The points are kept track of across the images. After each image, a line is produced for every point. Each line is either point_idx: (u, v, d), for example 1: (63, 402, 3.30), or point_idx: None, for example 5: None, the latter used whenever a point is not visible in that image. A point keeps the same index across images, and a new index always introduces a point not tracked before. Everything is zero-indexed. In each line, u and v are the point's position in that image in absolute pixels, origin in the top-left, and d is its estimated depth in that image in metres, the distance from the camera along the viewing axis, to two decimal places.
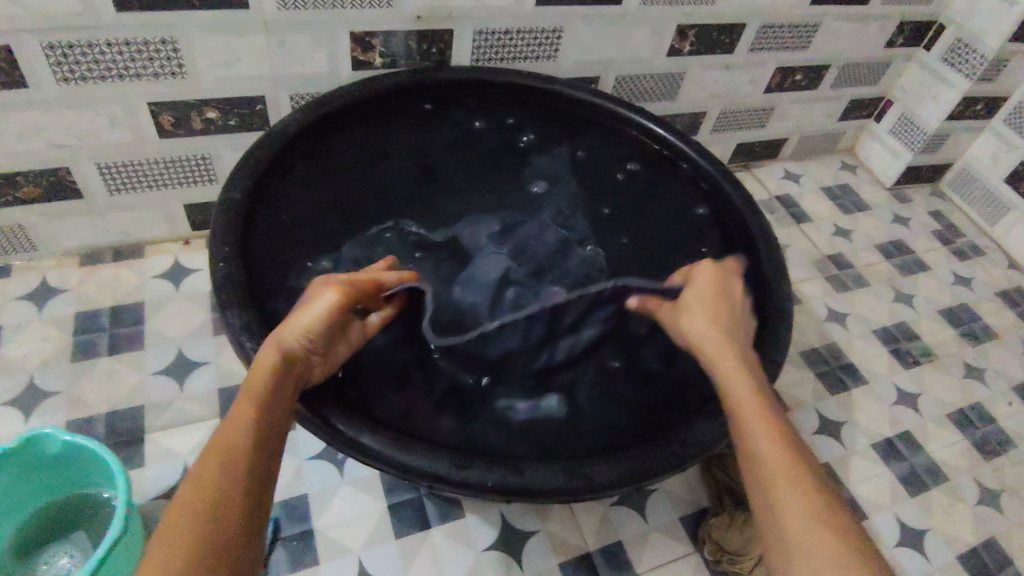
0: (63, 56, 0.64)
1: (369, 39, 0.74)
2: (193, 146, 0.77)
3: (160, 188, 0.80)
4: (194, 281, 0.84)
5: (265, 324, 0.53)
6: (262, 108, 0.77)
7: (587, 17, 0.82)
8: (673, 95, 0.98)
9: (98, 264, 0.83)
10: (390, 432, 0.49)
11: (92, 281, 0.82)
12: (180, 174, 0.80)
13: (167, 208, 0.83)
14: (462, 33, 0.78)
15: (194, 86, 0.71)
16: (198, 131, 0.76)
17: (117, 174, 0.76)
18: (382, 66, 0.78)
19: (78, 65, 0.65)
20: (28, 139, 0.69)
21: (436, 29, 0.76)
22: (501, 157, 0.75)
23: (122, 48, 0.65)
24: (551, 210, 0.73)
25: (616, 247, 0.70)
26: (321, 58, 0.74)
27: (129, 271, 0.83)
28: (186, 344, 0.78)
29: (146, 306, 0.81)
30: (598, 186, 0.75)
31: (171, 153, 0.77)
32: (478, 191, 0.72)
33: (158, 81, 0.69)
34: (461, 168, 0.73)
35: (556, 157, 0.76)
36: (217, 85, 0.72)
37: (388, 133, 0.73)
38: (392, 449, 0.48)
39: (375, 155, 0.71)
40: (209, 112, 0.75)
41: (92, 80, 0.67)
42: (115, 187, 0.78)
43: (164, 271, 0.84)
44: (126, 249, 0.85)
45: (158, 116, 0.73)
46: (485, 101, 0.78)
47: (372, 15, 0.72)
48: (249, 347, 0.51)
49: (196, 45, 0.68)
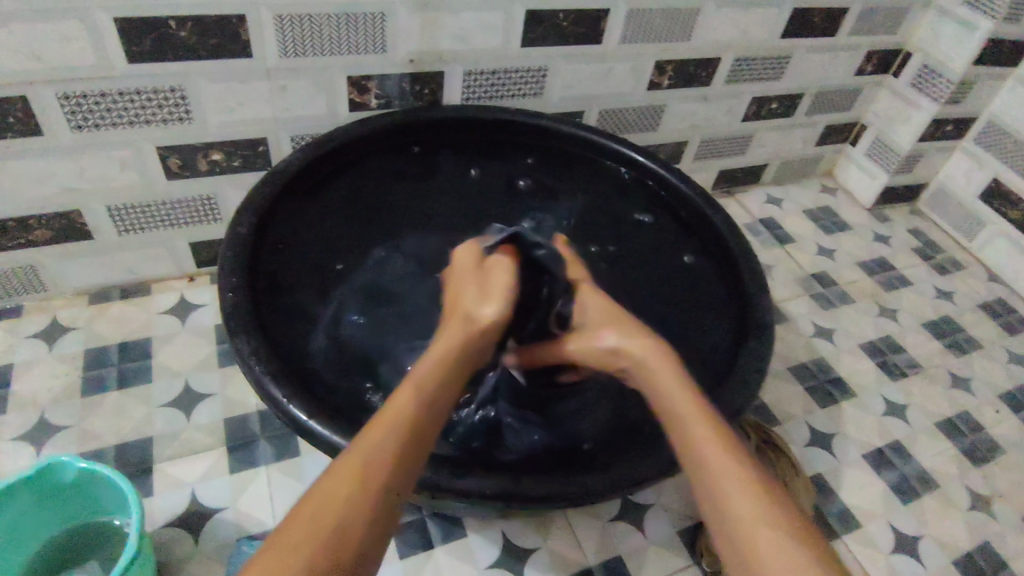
0: (76, 105, 0.68)
1: (365, 82, 0.79)
2: (198, 187, 0.81)
3: (167, 227, 0.84)
4: (199, 316, 0.87)
5: (271, 348, 0.56)
6: (264, 149, 0.81)
7: (569, 56, 0.87)
8: (655, 126, 1.03)
9: (106, 303, 0.86)
10: None
11: (101, 319, 0.84)
12: (186, 213, 0.84)
13: (173, 247, 0.87)
14: (453, 74, 0.83)
15: (200, 129, 0.75)
16: (204, 173, 0.80)
17: (126, 215, 0.80)
18: (377, 107, 0.83)
19: (91, 113, 0.69)
20: (42, 184, 0.73)
21: (427, 72, 0.81)
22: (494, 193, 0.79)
23: (133, 96, 0.70)
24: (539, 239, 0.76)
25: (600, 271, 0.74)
26: (320, 101, 0.79)
27: (136, 309, 0.86)
28: (191, 377, 0.80)
29: (153, 341, 0.83)
30: (583, 216, 0.79)
31: (177, 194, 0.81)
32: (469, 223, 0.76)
33: (166, 126, 0.74)
34: (453, 203, 0.77)
35: (542, 190, 0.80)
36: (222, 128, 0.76)
37: (383, 171, 0.77)
38: None
39: (372, 194, 0.75)
40: (214, 154, 0.79)
41: (103, 127, 0.71)
42: (124, 228, 0.81)
43: (170, 307, 0.87)
44: (133, 287, 0.89)
45: (166, 160, 0.77)
46: (474, 137, 0.82)
47: (367, 60, 0.77)
48: (257, 369, 0.54)
49: (203, 92, 0.72)
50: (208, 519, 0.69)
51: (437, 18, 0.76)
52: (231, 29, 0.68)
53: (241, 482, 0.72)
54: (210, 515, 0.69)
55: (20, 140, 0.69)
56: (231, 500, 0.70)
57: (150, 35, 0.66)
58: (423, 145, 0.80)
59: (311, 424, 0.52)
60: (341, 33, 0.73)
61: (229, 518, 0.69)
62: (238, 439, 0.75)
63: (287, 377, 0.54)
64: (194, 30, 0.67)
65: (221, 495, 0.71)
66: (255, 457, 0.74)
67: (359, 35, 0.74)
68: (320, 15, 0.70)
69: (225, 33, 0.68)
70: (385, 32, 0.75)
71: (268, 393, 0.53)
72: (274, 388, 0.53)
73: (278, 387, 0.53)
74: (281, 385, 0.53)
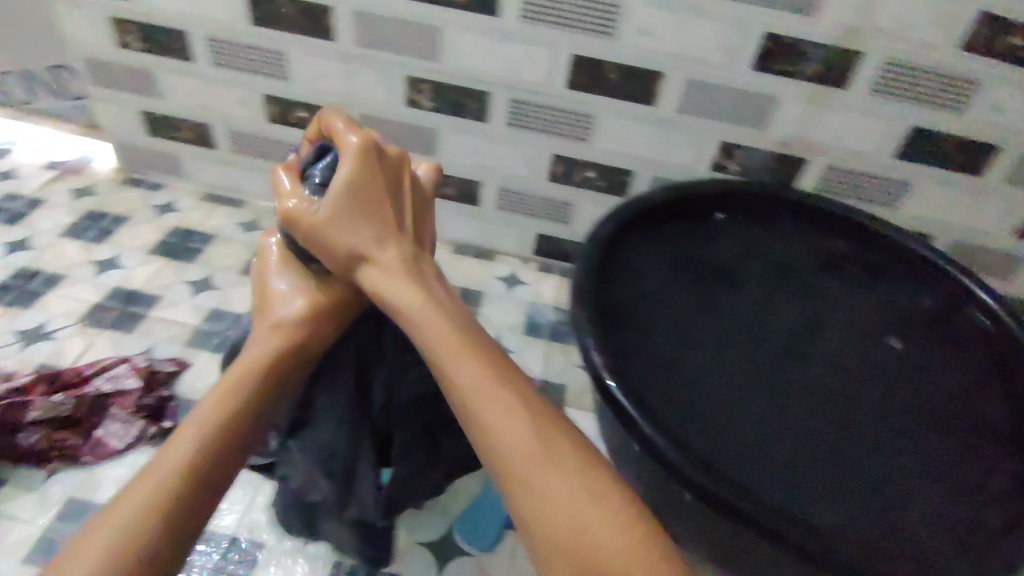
0: (519, 108, 0.91)
1: (734, 149, 0.91)
2: (564, 193, 1.01)
3: (530, 215, 1.05)
4: (521, 290, 1.07)
5: (599, 324, 0.70)
6: (627, 180, 0.97)
7: (939, 179, 0.88)
8: (1006, 275, 0.97)
9: (463, 255, 1.11)
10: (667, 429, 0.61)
11: (456, 265, 1.09)
12: (547, 210, 1.04)
13: (526, 231, 1.08)
14: (815, 165, 0.90)
15: (589, 149, 0.94)
16: (576, 184, 0.99)
17: (509, 197, 1.03)
18: (735, 172, 0.94)
19: (525, 116, 0.92)
20: (469, 156, 0.99)
21: (793, 156, 0.90)
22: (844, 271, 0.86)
23: (553, 112, 0.91)
24: (840, 334, 0.79)
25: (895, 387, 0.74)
26: (690, 156, 0.92)
27: (481, 268, 1.10)
28: (502, 331, 1.00)
29: (485, 294, 1.05)
30: (895, 329, 0.80)
31: (550, 193, 1.01)
32: (776, 295, 0.83)
33: (567, 140, 0.94)
34: (769, 275, 0.85)
35: (854, 293, 0.83)
36: (604, 154, 0.94)
37: (713, 233, 0.88)
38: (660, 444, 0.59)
39: (700, 243, 0.87)
40: (588, 172, 0.97)
41: (527, 129, 0.94)
42: (503, 205, 1.05)
43: (504, 275, 1.09)
44: (484, 251, 1.13)
45: (554, 165, 0.97)
46: (808, 224, 0.89)
47: (745, 132, 0.88)
48: (588, 335, 0.68)
49: (605, 121, 0.90)
50: None
51: (823, 113, 0.84)
52: (647, 81, 0.85)
53: None
54: None
55: (471, 122, 0.95)
56: None
57: (590, 72, 0.85)
58: (759, 217, 0.90)
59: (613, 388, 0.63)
60: (733, 105, 0.85)
61: None
62: None
63: (606, 350, 0.67)
64: (622, 75, 0.85)
65: None
66: None
67: (748, 110, 0.86)
68: (722, 85, 0.84)
69: (642, 84, 0.86)
70: (771, 114, 0.86)
71: (591, 358, 0.66)
72: (596, 356, 0.66)
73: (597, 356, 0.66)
74: (603, 355, 0.66)
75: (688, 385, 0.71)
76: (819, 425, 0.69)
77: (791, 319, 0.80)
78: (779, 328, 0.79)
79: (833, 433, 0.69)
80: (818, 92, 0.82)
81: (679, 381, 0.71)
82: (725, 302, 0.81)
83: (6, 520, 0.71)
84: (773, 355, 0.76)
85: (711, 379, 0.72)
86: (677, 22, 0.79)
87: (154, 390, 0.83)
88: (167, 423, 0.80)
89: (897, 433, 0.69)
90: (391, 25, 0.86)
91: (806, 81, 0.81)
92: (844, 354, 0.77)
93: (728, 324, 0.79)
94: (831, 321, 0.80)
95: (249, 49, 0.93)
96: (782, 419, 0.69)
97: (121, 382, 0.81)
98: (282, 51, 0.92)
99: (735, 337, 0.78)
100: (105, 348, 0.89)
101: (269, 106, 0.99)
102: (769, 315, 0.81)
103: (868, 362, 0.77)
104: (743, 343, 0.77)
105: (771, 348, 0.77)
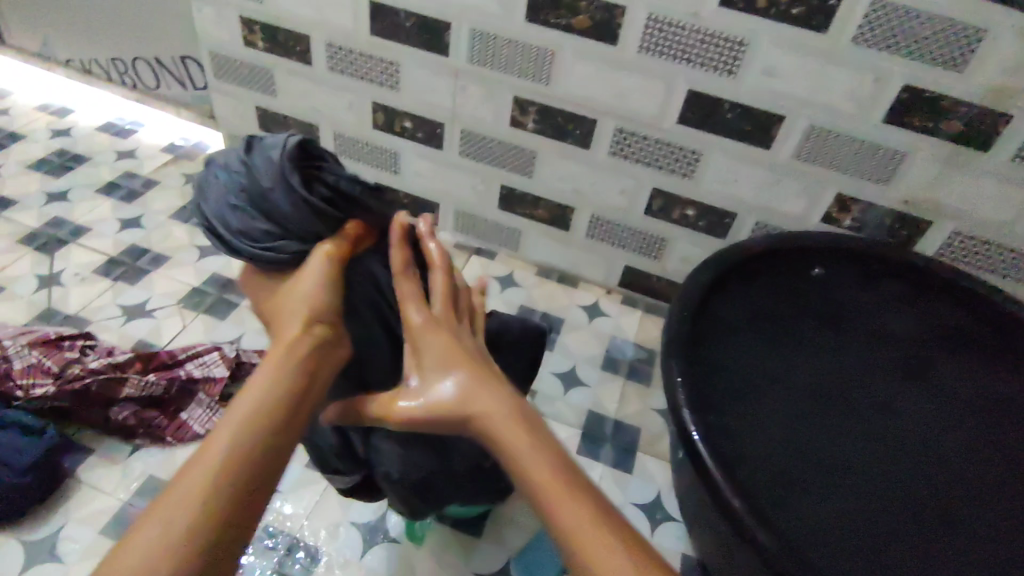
0: (623, 138, 0.89)
1: (851, 203, 0.85)
2: (659, 228, 0.97)
3: (620, 247, 1.02)
4: (602, 322, 1.04)
5: (692, 379, 0.67)
6: (729, 222, 0.93)
7: None
8: None
9: (546, 278, 1.10)
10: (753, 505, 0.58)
11: (538, 288, 1.08)
12: (639, 243, 1.01)
13: (614, 262, 1.05)
14: (939, 229, 0.83)
15: (691, 187, 0.91)
16: (673, 221, 0.96)
17: (601, 226, 1.01)
18: (848, 226, 0.88)
19: (629, 147, 0.90)
20: (565, 181, 0.98)
21: (916, 217, 0.83)
22: (962, 341, 0.78)
23: (660, 146, 0.88)
24: (944, 413, 0.73)
25: (996, 475, 0.68)
26: (800, 205, 0.87)
27: (563, 294, 1.08)
28: (579, 363, 0.97)
29: (565, 322, 1.03)
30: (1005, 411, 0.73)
31: (644, 227, 0.98)
32: (878, 362, 0.77)
33: (670, 175, 0.90)
34: (872, 340, 0.79)
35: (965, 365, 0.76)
36: (707, 194, 0.91)
37: (814, 289, 0.82)
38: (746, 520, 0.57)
39: (799, 297, 0.82)
40: (688, 210, 0.94)
41: (629, 160, 0.91)
42: (593, 233, 1.03)
43: (587, 304, 1.07)
44: (568, 276, 1.10)
45: (652, 199, 0.94)
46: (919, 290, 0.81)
47: (865, 187, 0.83)
48: (680, 389, 0.66)
49: (712, 160, 0.87)
50: None
51: (957, 175, 0.78)
52: (765, 123, 0.81)
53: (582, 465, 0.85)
54: None
55: (573, 148, 0.93)
56: None
57: (704, 109, 0.82)
58: (865, 276, 0.83)
59: (700, 449, 0.62)
60: (856, 157, 0.80)
61: None
62: (590, 431, 0.89)
63: (699, 410, 0.64)
64: (738, 115, 0.81)
65: None
66: (598, 453, 0.87)
67: (873, 164, 0.80)
68: (847, 135, 0.79)
69: (759, 125, 0.81)
70: (897, 170, 0.80)
71: (679, 416, 0.64)
72: (686, 415, 0.64)
73: (688, 414, 0.64)
74: (694, 417, 0.64)
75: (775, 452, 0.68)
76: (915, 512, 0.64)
77: (891, 392, 0.74)
78: (877, 400, 0.74)
79: (934, 514, 0.65)
80: (954, 152, 0.76)
81: (763, 448, 0.68)
82: (823, 359, 0.77)
83: (91, 489, 0.75)
84: (872, 417, 0.72)
85: (801, 435, 0.70)
86: (807, 66, 0.75)
87: (239, 380, 0.86)
88: None
89: (995, 528, 0.64)
90: (506, 45, 0.85)
91: (942, 139, 0.75)
92: (958, 427, 0.71)
93: (821, 389, 0.74)
94: (943, 392, 0.74)
95: (364, 58, 0.94)
96: (874, 490, 0.66)
97: (209, 369, 0.84)
98: (396, 62, 0.93)
99: (833, 395, 0.74)
100: (199, 331, 0.93)
101: (375, 113, 1.01)
102: (874, 376, 0.76)
103: (983, 439, 0.70)
104: (840, 401, 0.73)
105: (874, 415, 0.73)
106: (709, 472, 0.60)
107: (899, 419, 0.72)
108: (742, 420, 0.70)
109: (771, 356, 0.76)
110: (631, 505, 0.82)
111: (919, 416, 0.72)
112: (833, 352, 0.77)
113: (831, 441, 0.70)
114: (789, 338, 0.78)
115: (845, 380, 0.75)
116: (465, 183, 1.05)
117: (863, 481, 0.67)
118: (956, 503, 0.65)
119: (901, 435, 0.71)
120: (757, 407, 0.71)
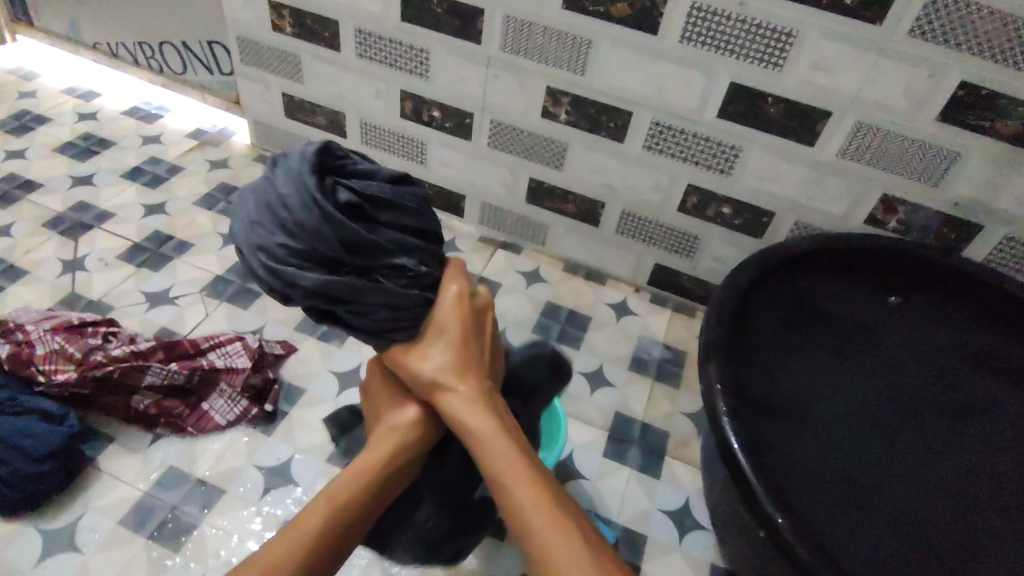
0: (659, 131, 0.86)
1: (898, 204, 0.81)
2: (693, 226, 0.94)
3: (651, 244, 0.99)
4: (630, 320, 1.01)
5: (730, 381, 0.65)
6: (767, 222, 0.89)
7: None
8: None
9: (574, 275, 1.07)
10: (790, 512, 0.56)
11: (565, 285, 1.05)
12: (671, 241, 0.98)
13: (643, 260, 1.02)
14: (992, 233, 0.79)
15: (729, 183, 0.87)
16: (707, 219, 0.92)
17: (631, 222, 0.98)
18: (892, 229, 0.84)
19: (664, 141, 0.87)
20: (597, 175, 0.95)
21: (967, 220, 0.79)
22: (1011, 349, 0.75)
23: (697, 140, 0.85)
24: (987, 429, 0.70)
25: None
26: (843, 204, 0.84)
27: (591, 291, 1.05)
28: (606, 363, 0.95)
29: (591, 320, 1.00)
30: None
31: (676, 224, 0.95)
32: (922, 374, 0.74)
33: (707, 171, 0.87)
34: (914, 351, 0.76)
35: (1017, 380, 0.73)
36: (746, 191, 0.87)
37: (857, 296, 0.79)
38: (780, 526, 0.55)
39: (840, 303, 0.79)
40: (724, 208, 0.90)
41: (664, 154, 0.88)
42: (623, 229, 1.00)
43: (614, 303, 1.04)
44: (596, 274, 1.08)
45: (687, 196, 0.91)
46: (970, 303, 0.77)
47: (913, 187, 0.79)
48: (717, 393, 0.63)
49: (752, 155, 0.83)
50: (572, 479, 0.82)
51: (1013, 177, 0.74)
52: (810, 119, 0.77)
53: (609, 468, 0.83)
54: (575, 477, 0.82)
55: (606, 141, 0.90)
56: (596, 475, 0.82)
57: (747, 102, 0.79)
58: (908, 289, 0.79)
59: (739, 455, 0.59)
60: (906, 156, 0.76)
61: (587, 489, 0.81)
62: (617, 434, 0.87)
63: (736, 414, 0.62)
64: (782, 110, 0.78)
65: (593, 469, 0.83)
66: (625, 457, 0.84)
67: (923, 164, 0.76)
68: (897, 133, 0.75)
69: (803, 120, 0.78)
70: (949, 170, 0.76)
71: (716, 420, 0.62)
72: (724, 419, 0.62)
73: (726, 419, 0.61)
74: (733, 421, 0.61)
75: (807, 465, 0.66)
76: (951, 530, 0.62)
77: (934, 405, 0.72)
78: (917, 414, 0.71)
79: (971, 532, 0.62)
80: (1011, 153, 0.72)
81: (793, 458, 0.66)
82: (864, 368, 0.75)
83: (112, 477, 0.74)
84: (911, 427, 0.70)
85: (838, 447, 0.68)
86: (858, 60, 0.71)
87: (261, 371, 0.84)
88: (267, 407, 0.81)
89: None
90: (540, 33, 0.83)
91: (999, 140, 0.71)
92: (1003, 441, 0.69)
93: (859, 399, 0.72)
94: (986, 399, 0.72)
95: (394, 45, 0.92)
96: (916, 504, 0.64)
97: (233, 360, 0.83)
98: (426, 49, 0.91)
99: (872, 404, 0.72)
100: (222, 320, 0.92)
101: (404, 101, 0.99)
102: (917, 384, 0.73)
103: None
104: (881, 410, 0.71)
105: (916, 428, 0.70)
106: (747, 479, 0.58)
107: (942, 431, 0.70)
108: (773, 429, 0.68)
109: (810, 365, 0.74)
110: (659, 511, 0.80)
111: (964, 430, 0.70)
112: (874, 359, 0.75)
113: (869, 450, 0.68)
114: (826, 343, 0.76)
115: (886, 387, 0.73)
116: (493, 174, 1.02)
117: (902, 497, 0.65)
118: (996, 518, 0.63)
119: (943, 445, 0.69)
120: (790, 417, 0.69)
